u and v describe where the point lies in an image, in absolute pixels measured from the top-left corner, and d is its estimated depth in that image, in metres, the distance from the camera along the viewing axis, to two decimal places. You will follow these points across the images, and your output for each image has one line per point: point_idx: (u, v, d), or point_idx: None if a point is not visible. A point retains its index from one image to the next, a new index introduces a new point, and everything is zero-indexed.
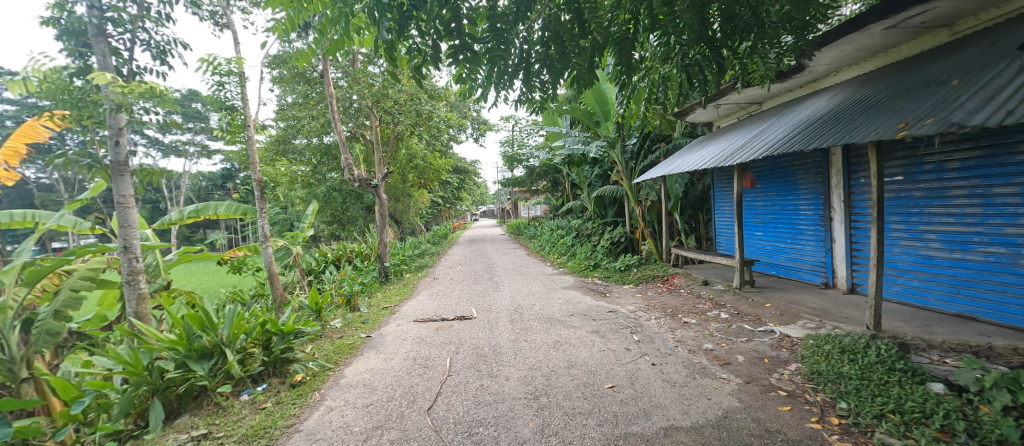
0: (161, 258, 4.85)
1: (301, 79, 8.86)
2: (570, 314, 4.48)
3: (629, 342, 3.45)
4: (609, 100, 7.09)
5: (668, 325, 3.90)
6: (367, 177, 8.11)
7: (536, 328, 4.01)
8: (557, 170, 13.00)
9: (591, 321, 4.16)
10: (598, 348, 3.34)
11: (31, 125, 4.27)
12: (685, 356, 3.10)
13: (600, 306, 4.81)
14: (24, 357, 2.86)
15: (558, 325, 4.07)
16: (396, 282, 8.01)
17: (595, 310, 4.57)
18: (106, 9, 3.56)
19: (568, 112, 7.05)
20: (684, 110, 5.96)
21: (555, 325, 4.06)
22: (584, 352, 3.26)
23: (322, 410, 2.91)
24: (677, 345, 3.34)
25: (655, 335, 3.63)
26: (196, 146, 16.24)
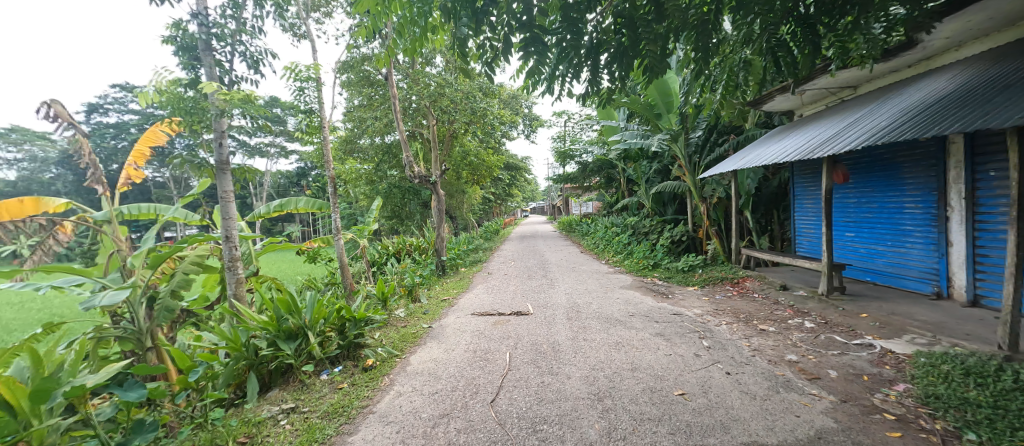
0: (252, 247, 5.43)
1: (366, 82, 9.45)
2: (630, 314, 4.34)
3: (698, 348, 3.25)
4: (673, 91, 6.72)
5: (742, 332, 3.62)
6: (426, 174, 8.44)
7: (596, 327, 3.93)
8: (612, 166, 12.65)
9: (652, 323, 3.99)
10: (663, 352, 3.20)
11: (153, 130, 4.97)
12: (765, 367, 2.86)
13: (662, 308, 4.59)
14: (148, 330, 3.34)
15: (618, 325, 3.95)
16: (452, 276, 8.28)
17: (657, 312, 4.38)
18: (212, 25, 4.03)
19: (628, 105, 6.74)
20: (763, 98, 5.47)
21: (614, 326, 3.95)
22: (649, 355, 3.13)
23: (392, 395, 3.09)
24: (753, 354, 3.10)
25: (727, 341, 3.40)
26: (277, 147, 17.91)
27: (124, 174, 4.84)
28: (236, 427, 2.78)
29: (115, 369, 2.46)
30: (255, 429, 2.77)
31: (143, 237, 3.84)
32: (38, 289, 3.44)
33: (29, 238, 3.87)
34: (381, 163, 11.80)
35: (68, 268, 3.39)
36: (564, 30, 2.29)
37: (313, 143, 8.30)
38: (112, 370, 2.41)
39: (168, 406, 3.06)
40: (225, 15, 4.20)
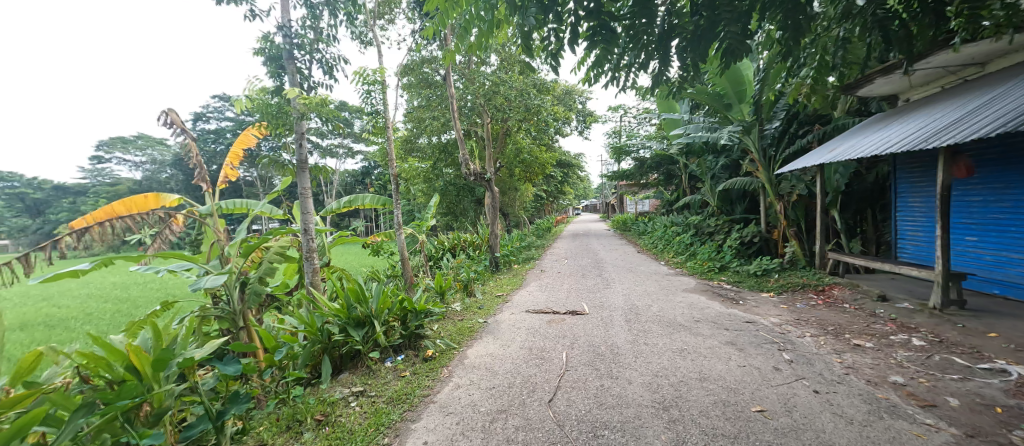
0: (325, 240, 5.86)
1: (425, 84, 9.85)
2: (695, 320, 4.08)
3: (777, 361, 2.97)
4: (746, 79, 6.43)
5: (831, 347, 3.25)
6: (482, 171, 8.57)
7: (657, 332, 3.74)
8: (672, 162, 12.03)
9: (722, 330, 3.72)
10: (736, 362, 2.96)
11: (245, 134, 5.55)
12: (863, 388, 2.53)
13: (732, 314, 4.27)
14: (240, 312, 3.71)
15: (683, 331, 3.73)
16: (506, 272, 8.36)
17: (727, 319, 4.08)
18: (295, 36, 4.40)
19: (699, 94, 6.41)
20: (860, 82, 4.84)
21: (678, 331, 3.74)
22: (720, 365, 2.92)
23: (452, 386, 3.18)
24: (846, 372, 2.76)
25: (813, 356, 3.07)
26: (345, 147, 19.24)
27: (223, 173, 5.45)
28: (313, 405, 3.02)
29: (217, 345, 2.78)
30: (329, 408, 2.99)
31: (237, 229, 4.29)
32: (157, 271, 3.98)
33: (152, 228, 4.50)
34: (437, 162, 12.23)
35: (179, 254, 3.88)
36: (635, 15, 2.19)
37: (377, 143, 8.79)
38: (214, 345, 2.73)
39: (257, 380, 3.39)
40: (305, 26, 4.56)
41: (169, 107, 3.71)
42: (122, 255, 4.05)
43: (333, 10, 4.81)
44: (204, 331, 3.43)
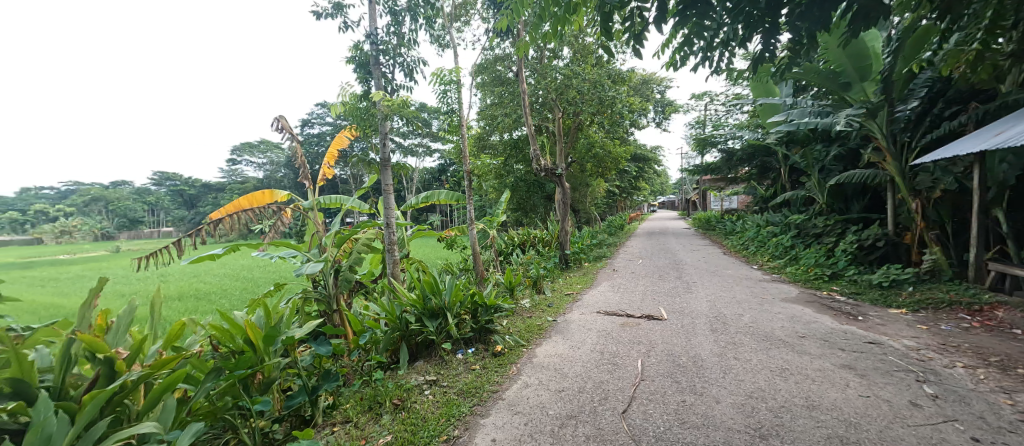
0: (404, 233, 6.19)
1: (498, 82, 9.99)
2: (800, 336, 3.58)
3: (916, 395, 2.47)
4: (873, 52, 5.43)
5: (996, 384, 2.62)
6: (553, 167, 8.41)
7: (751, 346, 3.34)
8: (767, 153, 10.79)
9: (835, 350, 3.21)
10: (856, 392, 2.52)
11: (340, 136, 5.96)
12: None
13: (848, 332, 3.68)
14: (333, 296, 4.02)
15: (784, 348, 3.29)
16: (576, 270, 8.19)
17: (842, 338, 3.52)
18: (380, 43, 4.67)
19: (810, 73, 5.59)
20: None
21: (779, 347, 3.30)
22: (834, 393, 2.50)
23: (520, 385, 3.16)
24: (1020, 419, 2.20)
25: (969, 393, 2.50)
26: (423, 147, 20.36)
27: (321, 173, 5.99)
28: (391, 389, 3.18)
29: (314, 325, 3.03)
30: (405, 393, 3.13)
31: (332, 222, 4.69)
32: (270, 257, 4.49)
33: (265, 220, 5.10)
34: (509, 158, 12.41)
35: (286, 243, 4.34)
36: None
37: (452, 141, 9.11)
38: (311, 326, 3.01)
39: (347, 359, 3.69)
40: (389, 32, 4.82)
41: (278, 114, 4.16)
42: (243, 242, 4.64)
43: (414, 15, 5.02)
44: (305, 313, 3.81)
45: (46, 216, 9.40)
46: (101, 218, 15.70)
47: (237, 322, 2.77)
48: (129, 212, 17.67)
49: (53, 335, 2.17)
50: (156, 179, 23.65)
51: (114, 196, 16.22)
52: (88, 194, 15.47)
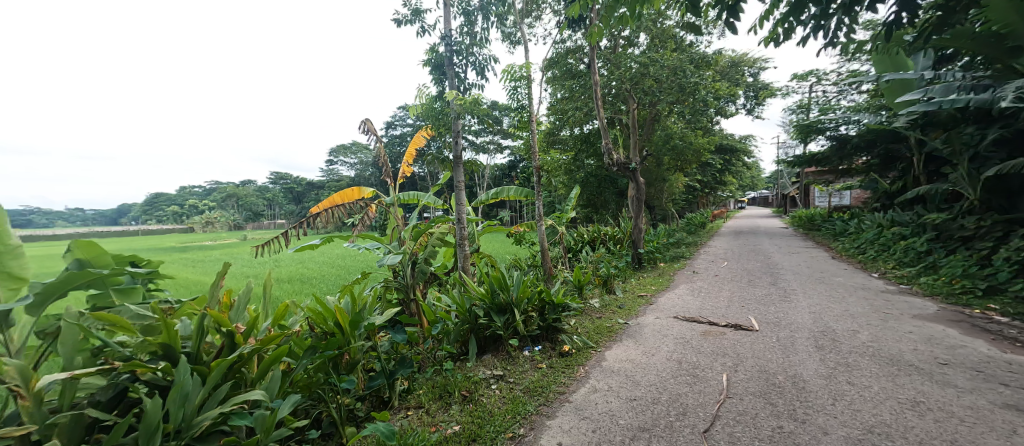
0: (475, 229, 6.30)
1: (569, 75, 9.83)
2: (941, 363, 2.95)
3: None
4: None
5: None
6: (626, 161, 7.99)
7: (870, 370, 2.84)
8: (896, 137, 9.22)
9: (993, 385, 2.60)
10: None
11: (417, 136, 6.22)
12: None
13: (1011, 363, 2.96)
14: (410, 285, 4.17)
15: (917, 376, 2.74)
16: (650, 271, 7.74)
17: (1003, 370, 2.83)
18: (454, 44, 4.77)
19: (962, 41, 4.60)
20: None
21: (910, 375, 2.76)
22: (991, 439, 2.02)
23: (588, 388, 3.05)
24: None
25: None
26: (495, 144, 20.76)
27: (400, 171, 6.31)
28: (460, 380, 3.23)
29: (393, 313, 3.18)
30: (473, 386, 3.16)
31: (410, 217, 4.92)
32: (357, 249, 4.85)
33: (353, 215, 5.53)
34: (579, 152, 12.20)
35: (370, 236, 4.63)
36: None
37: (523, 137, 9.11)
38: (390, 314, 3.17)
39: (421, 347, 3.84)
40: (463, 33, 4.91)
41: (363, 117, 4.47)
42: (336, 234, 5.06)
43: (486, 13, 5.05)
44: (385, 301, 4.03)
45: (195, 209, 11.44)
46: (232, 212, 18.60)
47: (330, 306, 3.00)
48: (252, 206, 20.73)
49: (191, 310, 2.50)
50: (273, 178, 27.45)
51: (243, 193, 19.13)
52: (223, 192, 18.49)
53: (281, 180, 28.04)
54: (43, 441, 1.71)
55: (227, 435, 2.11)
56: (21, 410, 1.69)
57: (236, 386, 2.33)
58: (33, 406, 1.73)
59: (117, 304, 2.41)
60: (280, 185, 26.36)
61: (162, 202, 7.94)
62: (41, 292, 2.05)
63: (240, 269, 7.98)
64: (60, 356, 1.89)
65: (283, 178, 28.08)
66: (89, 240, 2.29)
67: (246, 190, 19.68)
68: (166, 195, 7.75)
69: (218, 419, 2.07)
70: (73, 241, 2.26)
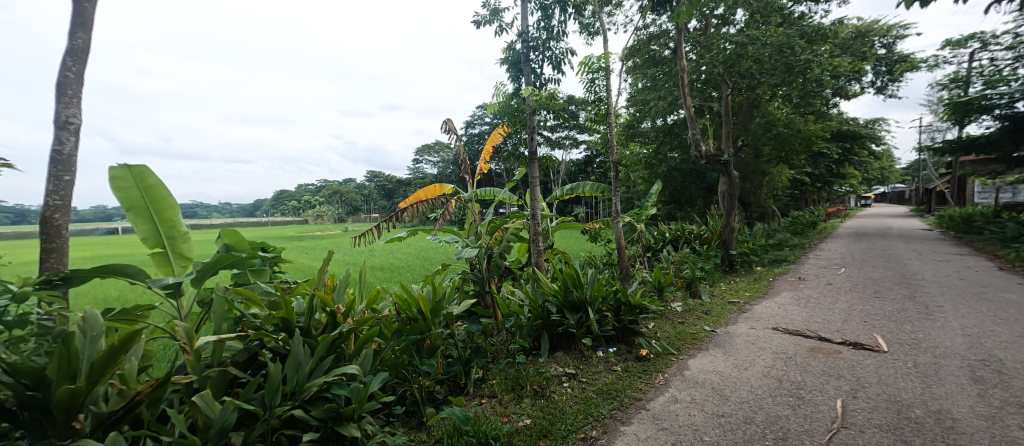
0: (550, 225, 6.21)
1: (653, 63, 9.29)
2: None
3: None
4: None
5: None
6: (718, 153, 7.28)
7: None
8: None
9: None
10: None
11: (494, 133, 6.29)
12: None
13: None
14: (485, 278, 4.22)
15: None
16: (744, 275, 6.99)
17: None
18: (531, 39, 4.72)
19: None
20: None
21: None
22: None
23: (667, 398, 2.82)
24: None
25: None
26: (572, 139, 20.44)
27: (478, 168, 6.45)
28: (533, 374, 3.17)
29: (470, 304, 3.25)
30: (545, 381, 3.10)
31: (486, 212, 5.00)
32: (438, 242, 5.07)
33: (436, 210, 5.80)
34: (662, 145, 11.43)
35: (450, 230, 4.80)
36: None
37: (600, 131, 8.82)
38: (467, 304, 3.24)
39: (495, 338, 3.88)
40: (540, 28, 4.83)
41: (444, 117, 4.65)
42: (420, 227, 5.33)
43: (564, 6, 4.91)
44: (462, 292, 4.15)
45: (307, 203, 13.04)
46: (336, 206, 20.88)
47: (414, 293, 3.15)
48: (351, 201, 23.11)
49: (304, 291, 2.78)
50: (369, 176, 30.40)
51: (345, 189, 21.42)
52: (329, 188, 20.84)
53: (375, 177, 30.76)
54: (201, 390, 1.99)
55: (330, 401, 2.28)
56: (186, 362, 1.98)
57: (337, 359, 2.53)
58: (194, 360, 2.01)
59: (252, 282, 2.77)
60: (374, 182, 28.96)
61: (284, 197, 9.18)
62: (200, 270, 2.33)
63: (341, 256, 8.87)
64: (212, 322, 2.18)
65: (377, 175, 30.77)
66: (234, 228, 2.72)
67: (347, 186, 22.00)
68: (287, 191, 8.94)
69: (323, 386, 2.26)
70: (223, 230, 2.68)
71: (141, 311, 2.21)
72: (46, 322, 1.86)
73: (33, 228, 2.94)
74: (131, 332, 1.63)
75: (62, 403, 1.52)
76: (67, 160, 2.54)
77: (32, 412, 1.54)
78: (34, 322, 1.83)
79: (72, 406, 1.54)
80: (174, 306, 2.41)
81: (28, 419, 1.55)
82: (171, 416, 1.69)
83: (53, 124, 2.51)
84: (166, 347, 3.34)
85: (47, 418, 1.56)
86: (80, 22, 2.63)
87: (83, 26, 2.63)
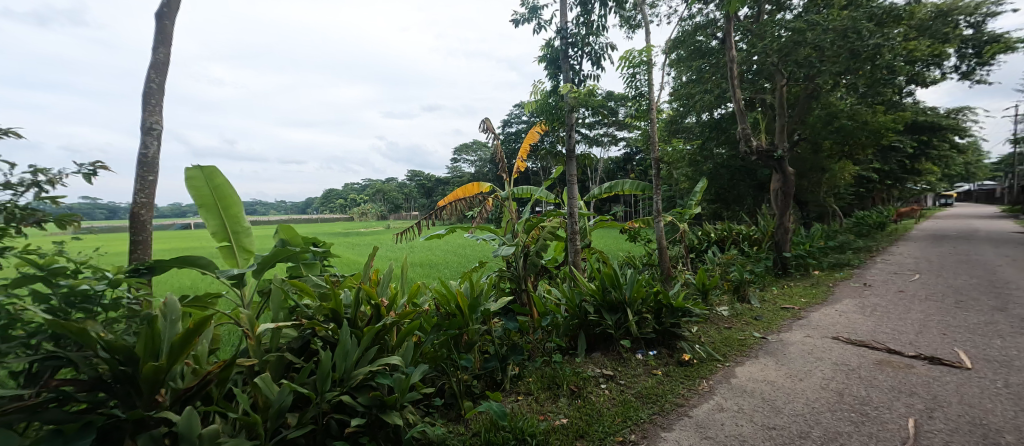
0: (587, 224, 6.08)
1: (698, 54, 8.88)
2: None
3: None
4: None
5: None
6: (771, 148, 6.82)
7: None
8: None
9: None
10: None
11: (531, 131, 6.24)
12: None
13: None
14: (521, 276, 4.20)
15: None
16: (799, 279, 6.52)
17: None
18: (570, 36, 4.64)
19: None
20: None
21: None
22: None
23: (712, 405, 2.68)
24: None
25: None
26: (610, 137, 19.96)
27: (515, 166, 6.43)
28: (569, 374, 3.12)
29: (507, 302, 3.24)
30: (582, 381, 3.03)
31: (523, 210, 4.97)
32: (475, 239, 5.11)
33: (474, 208, 5.85)
34: (708, 141, 10.90)
35: (487, 228, 4.81)
36: None
37: (642, 127, 8.54)
38: (505, 301, 3.23)
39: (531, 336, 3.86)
40: (579, 23, 4.73)
41: (482, 116, 4.68)
42: (458, 225, 5.39)
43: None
44: (499, 289, 4.16)
45: (351, 201, 13.61)
46: (378, 204, 21.69)
47: (453, 289, 3.18)
48: (392, 199, 23.89)
49: (351, 284, 2.88)
50: (410, 175, 31.33)
51: (387, 188, 22.21)
52: (372, 187, 21.68)
53: (415, 176, 31.59)
54: (261, 372, 2.11)
55: (374, 389, 2.33)
56: (249, 347, 2.10)
57: (380, 350, 2.60)
58: (256, 345, 2.13)
59: (304, 275, 2.90)
60: (414, 181, 29.77)
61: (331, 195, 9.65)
62: (260, 263, 2.46)
63: (384, 252, 9.19)
64: (270, 311, 2.31)
65: (417, 174, 31.61)
66: (288, 225, 2.84)
67: (388, 185, 22.81)
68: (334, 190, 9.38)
69: (368, 375, 2.33)
70: (279, 226, 2.83)
71: (211, 298, 2.36)
72: (134, 306, 2.00)
73: (122, 222, 3.26)
74: (205, 317, 1.73)
75: (148, 378, 1.64)
76: (152, 162, 2.78)
77: (124, 385, 1.68)
78: (125, 306, 1.97)
79: (157, 381, 1.67)
80: (238, 295, 2.57)
81: (119, 391, 1.69)
82: (237, 396, 1.81)
83: (140, 130, 2.76)
84: (230, 332, 3.62)
85: (135, 391, 1.70)
86: (161, 38, 2.86)
87: (165, 42, 2.86)
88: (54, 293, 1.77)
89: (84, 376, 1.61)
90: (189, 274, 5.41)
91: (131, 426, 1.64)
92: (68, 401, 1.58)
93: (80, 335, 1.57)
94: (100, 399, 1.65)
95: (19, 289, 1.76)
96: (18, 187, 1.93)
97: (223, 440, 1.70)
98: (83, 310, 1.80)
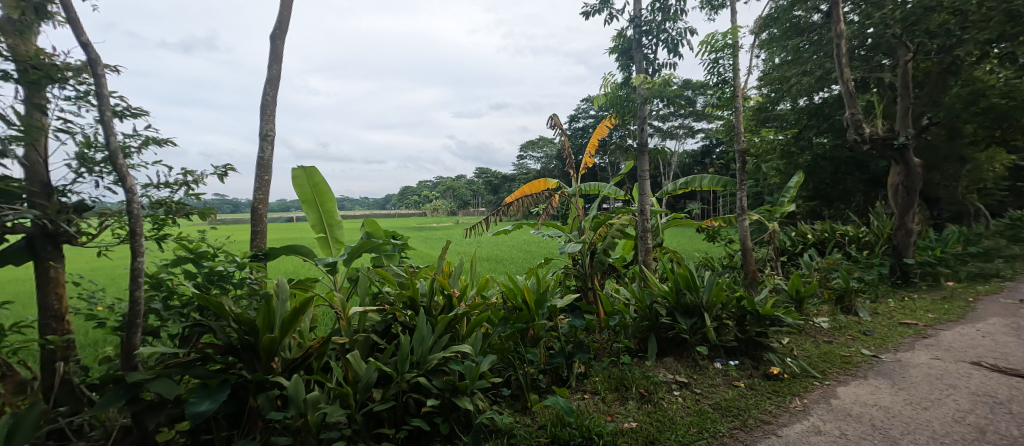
0: (659, 222, 5.71)
1: (795, 32, 8.05)
2: None
3: None
4: None
5: None
6: (893, 134, 5.82)
7: None
8: None
9: None
10: None
11: (600, 126, 6.02)
12: None
13: None
14: (587, 274, 4.04)
15: None
16: (924, 290, 5.60)
17: None
18: (644, 24, 4.37)
19: None
20: None
21: None
22: None
23: (807, 426, 2.36)
24: None
25: None
26: (686, 129, 18.60)
27: (582, 162, 6.28)
28: (638, 377, 2.94)
29: (574, 299, 3.15)
30: (653, 386, 2.84)
31: (590, 207, 4.82)
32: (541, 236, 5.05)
33: (540, 205, 5.78)
34: (805, 128, 9.71)
35: (553, 225, 4.73)
36: None
37: (724, 117, 7.84)
38: (572, 298, 3.16)
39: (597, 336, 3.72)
40: (654, 9, 4.44)
41: (550, 112, 4.61)
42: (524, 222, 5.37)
43: None
44: (564, 287, 4.08)
45: None
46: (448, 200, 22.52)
47: (520, 283, 3.15)
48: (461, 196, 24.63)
49: (425, 274, 2.99)
50: (478, 173, 32.10)
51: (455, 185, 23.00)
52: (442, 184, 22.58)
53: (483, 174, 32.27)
54: (351, 350, 2.27)
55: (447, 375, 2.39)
56: (341, 326, 2.26)
57: (452, 339, 2.66)
58: (347, 325, 2.28)
59: (386, 265, 3.05)
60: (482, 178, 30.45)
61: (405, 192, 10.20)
62: (349, 252, 2.64)
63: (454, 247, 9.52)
64: (358, 295, 2.47)
65: (485, 172, 32.27)
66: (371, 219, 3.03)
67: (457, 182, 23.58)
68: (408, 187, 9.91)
69: (442, 360, 2.39)
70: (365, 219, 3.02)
71: (310, 282, 2.59)
72: (255, 285, 2.25)
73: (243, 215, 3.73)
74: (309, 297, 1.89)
75: (266, 348, 1.84)
76: (267, 163, 3.12)
77: (248, 351, 1.89)
78: (248, 285, 2.24)
79: (272, 351, 1.86)
80: (331, 279, 2.80)
81: (245, 356, 1.91)
82: (334, 369, 1.96)
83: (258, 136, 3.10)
84: (324, 314, 3.98)
85: (257, 357, 1.90)
86: (275, 56, 3.19)
87: (276, 58, 3.18)
88: (199, 272, 2.08)
89: (219, 341, 1.85)
90: (288, 262, 6.02)
91: (253, 386, 1.86)
92: (209, 361, 1.84)
93: (217, 306, 1.80)
94: (231, 361, 1.88)
95: (175, 268, 2.08)
96: (175, 187, 2.16)
97: (323, 407, 1.86)
98: (219, 287, 2.08)
